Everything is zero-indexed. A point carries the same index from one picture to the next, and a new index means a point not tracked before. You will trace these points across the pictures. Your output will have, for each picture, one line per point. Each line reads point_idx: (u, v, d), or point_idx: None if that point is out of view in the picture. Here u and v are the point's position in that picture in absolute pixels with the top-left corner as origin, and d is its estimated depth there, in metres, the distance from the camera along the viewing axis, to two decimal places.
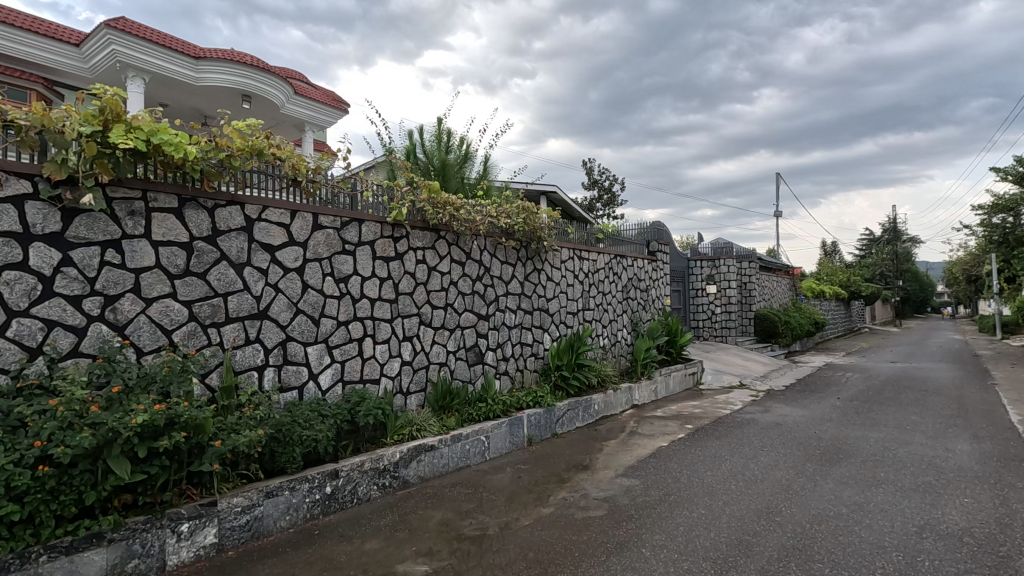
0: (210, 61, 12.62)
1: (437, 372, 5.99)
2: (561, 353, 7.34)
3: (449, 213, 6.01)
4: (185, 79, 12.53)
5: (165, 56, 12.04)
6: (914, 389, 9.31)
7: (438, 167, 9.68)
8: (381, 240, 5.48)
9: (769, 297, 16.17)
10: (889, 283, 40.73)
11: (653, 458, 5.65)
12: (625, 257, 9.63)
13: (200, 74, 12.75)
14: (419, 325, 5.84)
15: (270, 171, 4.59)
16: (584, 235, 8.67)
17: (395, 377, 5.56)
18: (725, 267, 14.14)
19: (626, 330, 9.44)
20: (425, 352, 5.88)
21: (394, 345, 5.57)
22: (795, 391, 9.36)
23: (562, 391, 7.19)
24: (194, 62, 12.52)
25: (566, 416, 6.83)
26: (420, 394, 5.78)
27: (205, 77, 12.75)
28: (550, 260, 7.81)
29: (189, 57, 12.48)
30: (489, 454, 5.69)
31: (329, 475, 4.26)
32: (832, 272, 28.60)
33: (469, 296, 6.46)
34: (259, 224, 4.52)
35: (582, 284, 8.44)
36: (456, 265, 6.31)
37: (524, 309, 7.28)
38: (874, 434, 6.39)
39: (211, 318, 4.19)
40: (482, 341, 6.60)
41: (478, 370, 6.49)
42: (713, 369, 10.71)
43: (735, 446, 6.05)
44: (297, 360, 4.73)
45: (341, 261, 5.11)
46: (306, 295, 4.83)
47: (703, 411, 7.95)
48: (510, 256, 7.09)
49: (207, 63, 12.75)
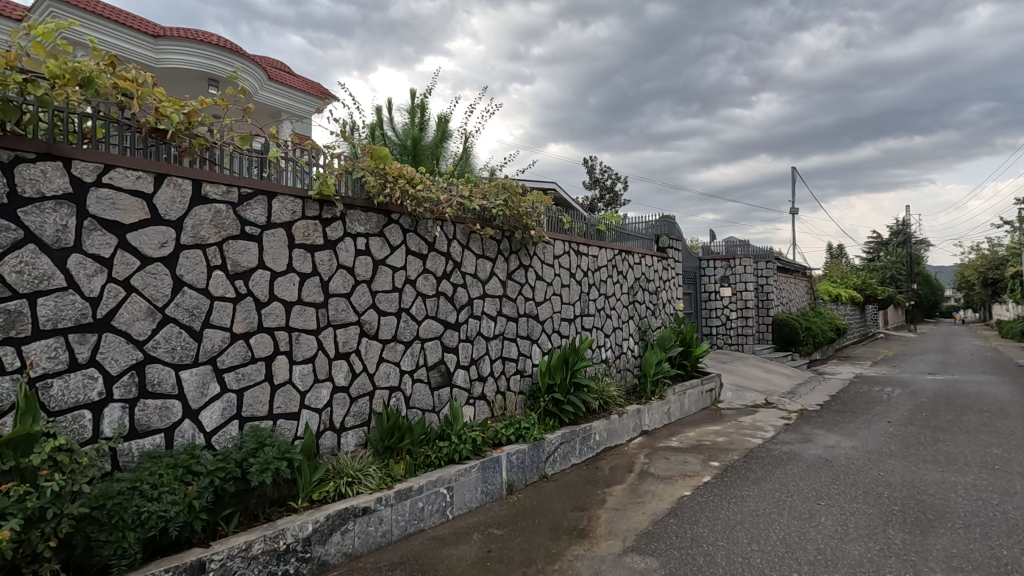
0: (171, 39, 10.96)
1: (385, 399, 4.54)
2: (554, 370, 5.87)
3: (401, 188, 4.55)
4: (142, 59, 10.80)
5: (118, 32, 10.48)
6: (976, 410, 7.80)
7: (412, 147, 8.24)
8: (303, 221, 4.03)
9: (786, 301, 14.75)
10: (901, 286, 39.21)
11: (673, 518, 4.16)
12: (631, 253, 8.17)
13: (158, 55, 10.99)
14: (359, 338, 4.38)
15: (120, 117, 3.16)
16: (583, 225, 7.21)
17: (324, 410, 4.11)
18: (741, 267, 12.77)
19: (632, 339, 7.97)
20: (368, 373, 4.43)
21: (322, 366, 4.11)
22: (833, 412, 7.88)
23: (554, 419, 5.71)
24: (152, 42, 10.80)
25: (558, 452, 5.36)
26: (359, 429, 4.33)
27: (165, 58, 11.03)
28: (540, 255, 6.34)
29: (148, 36, 10.83)
30: (452, 511, 4.22)
31: (189, 572, 2.78)
32: (845, 276, 27.12)
33: (432, 299, 5.00)
34: (98, 191, 3.05)
35: (580, 285, 6.97)
36: (414, 258, 4.84)
37: (507, 316, 5.81)
38: (960, 477, 4.90)
39: (4, 332, 2.71)
40: (450, 358, 5.13)
41: (445, 396, 5.04)
42: (733, 383, 9.24)
43: (780, 495, 4.57)
44: (164, 392, 3.27)
45: (237, 250, 3.65)
46: (180, 296, 3.36)
47: (729, 439, 6.47)
48: (489, 249, 5.63)
49: (168, 43, 11.09)
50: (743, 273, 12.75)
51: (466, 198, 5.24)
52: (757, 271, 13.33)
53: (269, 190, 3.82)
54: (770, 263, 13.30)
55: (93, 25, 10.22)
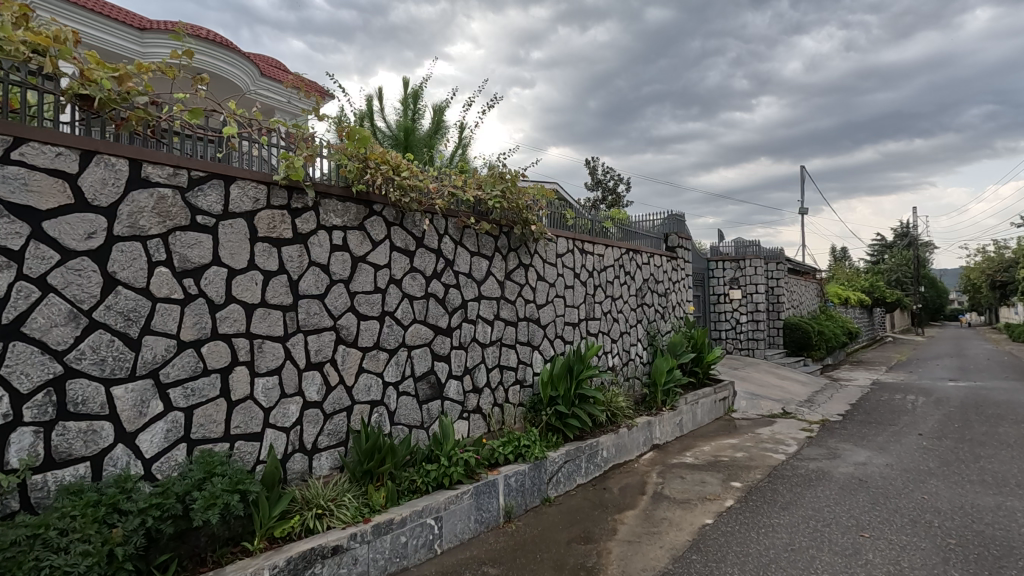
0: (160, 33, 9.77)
1: (366, 415, 3.99)
2: (556, 380, 5.32)
3: (383, 175, 4.01)
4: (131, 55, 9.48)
5: (104, 27, 9.15)
6: (1011, 421, 7.23)
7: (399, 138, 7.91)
8: (267, 210, 3.48)
9: (796, 304, 14.18)
10: (907, 289, 38.62)
11: (696, 554, 3.60)
12: (640, 252, 7.62)
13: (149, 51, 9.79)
14: (336, 346, 3.83)
15: (39, 84, 2.64)
16: (587, 221, 6.67)
17: (293, 429, 3.56)
18: (751, 269, 12.21)
19: (641, 345, 7.41)
20: (346, 386, 3.88)
21: (290, 378, 3.56)
22: (857, 423, 7.31)
23: (557, 434, 5.16)
24: (141, 33, 9.40)
25: (562, 472, 4.81)
26: (335, 450, 3.78)
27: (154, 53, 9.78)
28: (541, 253, 5.80)
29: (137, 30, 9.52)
30: (442, 545, 3.67)
31: None
32: (852, 278, 26.55)
33: (420, 301, 4.45)
34: (6, 169, 2.50)
35: (584, 286, 6.43)
36: (399, 255, 4.30)
37: (505, 320, 5.26)
38: (1017, 502, 4.34)
39: None
40: (441, 367, 4.59)
41: (435, 410, 4.49)
42: (746, 392, 8.66)
43: (817, 525, 4.00)
44: (90, 412, 2.72)
45: (185, 243, 3.10)
46: (113, 297, 2.81)
47: (748, 455, 5.91)
48: (485, 246, 5.09)
49: (157, 37, 9.76)
50: (753, 274, 12.19)
51: (458, 188, 4.69)
52: (767, 273, 12.76)
53: (226, 173, 3.27)
54: (780, 264, 12.74)
55: (86, 23, 8.77)
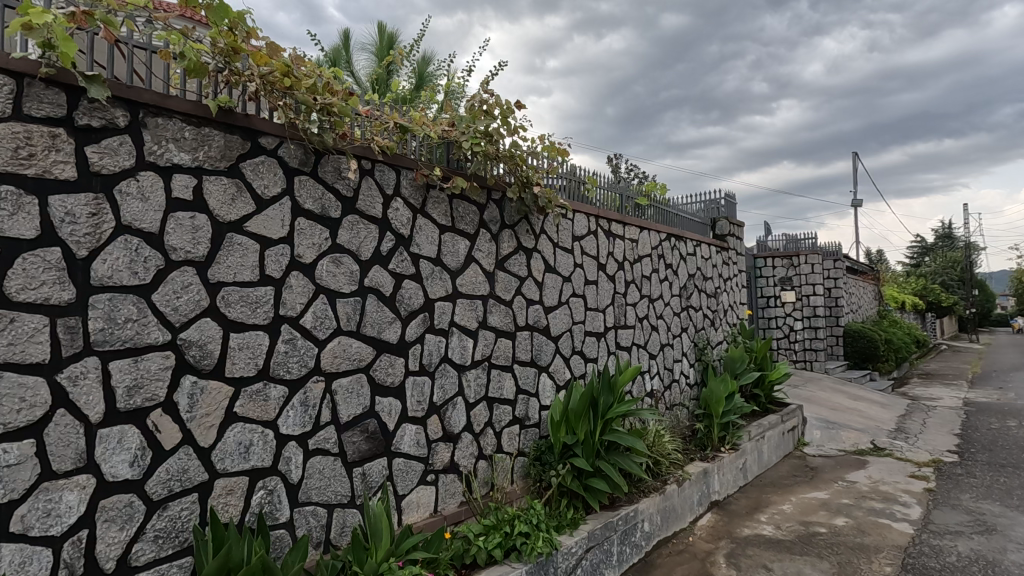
0: None
1: (241, 496, 2.31)
2: (573, 420, 3.55)
3: (267, 87, 2.38)
4: None
5: None
6: None
7: (376, 87, 7.81)
8: (13, 122, 1.81)
9: (855, 309, 12.13)
10: (955, 292, 35.75)
11: None
12: (683, 239, 5.83)
13: None
14: (176, 379, 2.15)
15: None
16: (614, 195, 4.92)
17: (69, 539, 1.88)
18: (807, 267, 10.30)
19: (687, 360, 5.62)
20: (199, 449, 2.20)
21: (67, 442, 1.89)
22: (985, 466, 5.38)
23: (574, 501, 3.41)
24: None
25: (582, 568, 3.06)
26: (171, 566, 2.10)
27: None
28: (551, 233, 4.07)
29: None
30: None
31: None
32: (899, 281, 24.17)
33: (349, 302, 2.76)
34: None
35: (611, 281, 4.68)
36: (309, 223, 2.61)
37: (496, 329, 3.53)
38: None
39: None
40: (387, 407, 2.88)
41: (375, 477, 2.80)
42: (819, 418, 6.77)
43: None
44: None
45: None
46: None
47: (856, 522, 4.06)
48: (464, 219, 3.39)
49: None
50: (810, 274, 10.28)
51: (415, 124, 3.01)
52: (826, 272, 10.76)
53: None
54: (841, 262, 10.75)
55: None
